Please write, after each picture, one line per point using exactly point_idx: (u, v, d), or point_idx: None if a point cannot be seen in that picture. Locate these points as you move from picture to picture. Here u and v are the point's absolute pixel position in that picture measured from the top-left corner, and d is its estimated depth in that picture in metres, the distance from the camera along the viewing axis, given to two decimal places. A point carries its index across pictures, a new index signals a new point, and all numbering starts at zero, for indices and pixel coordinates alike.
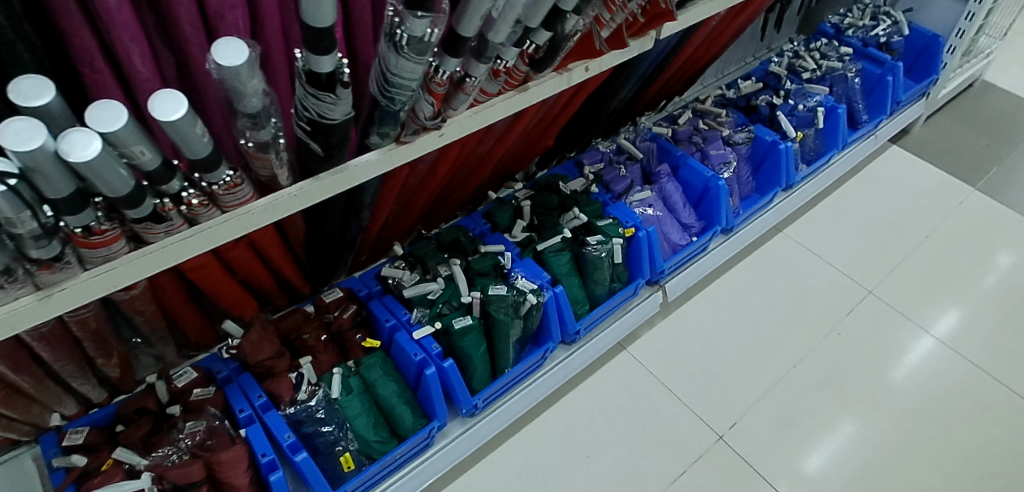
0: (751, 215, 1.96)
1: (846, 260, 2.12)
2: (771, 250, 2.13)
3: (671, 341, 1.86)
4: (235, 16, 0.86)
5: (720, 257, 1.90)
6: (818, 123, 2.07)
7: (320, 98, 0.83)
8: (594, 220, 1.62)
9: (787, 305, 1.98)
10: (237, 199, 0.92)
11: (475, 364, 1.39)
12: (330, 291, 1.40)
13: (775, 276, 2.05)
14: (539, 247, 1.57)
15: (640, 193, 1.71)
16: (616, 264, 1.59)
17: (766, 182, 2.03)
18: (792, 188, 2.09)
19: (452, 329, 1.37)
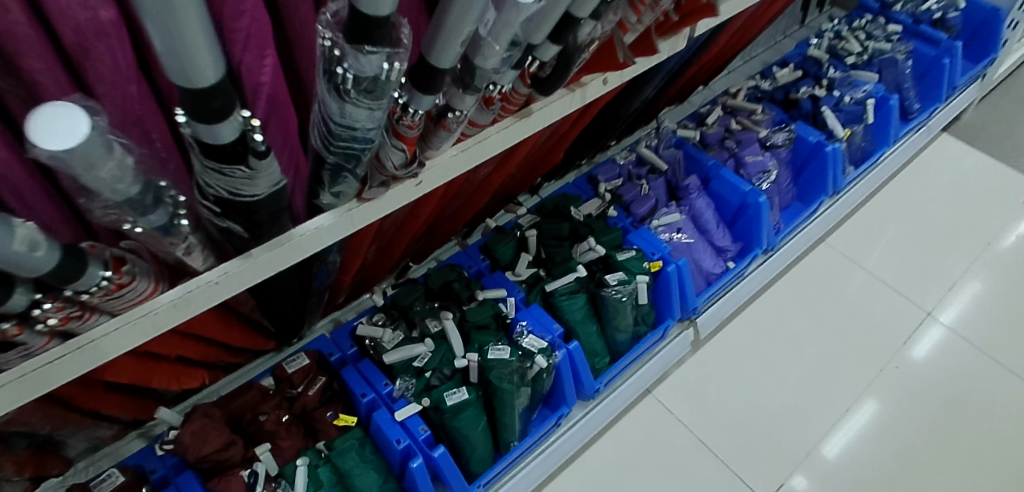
0: (793, 229, 1.70)
1: (893, 271, 1.86)
2: (807, 262, 1.87)
3: (700, 379, 1.61)
4: (104, 49, 0.55)
5: (756, 283, 1.62)
6: (869, 119, 1.74)
7: (229, 174, 0.57)
8: (613, 253, 1.35)
9: (826, 327, 1.73)
10: (130, 300, 0.66)
11: (473, 446, 1.15)
12: (293, 358, 1.15)
13: (819, 298, 1.79)
14: (548, 288, 1.31)
15: (667, 215, 1.44)
16: (640, 306, 1.34)
17: (810, 189, 1.74)
18: (839, 194, 1.79)
19: (444, 406, 1.12)
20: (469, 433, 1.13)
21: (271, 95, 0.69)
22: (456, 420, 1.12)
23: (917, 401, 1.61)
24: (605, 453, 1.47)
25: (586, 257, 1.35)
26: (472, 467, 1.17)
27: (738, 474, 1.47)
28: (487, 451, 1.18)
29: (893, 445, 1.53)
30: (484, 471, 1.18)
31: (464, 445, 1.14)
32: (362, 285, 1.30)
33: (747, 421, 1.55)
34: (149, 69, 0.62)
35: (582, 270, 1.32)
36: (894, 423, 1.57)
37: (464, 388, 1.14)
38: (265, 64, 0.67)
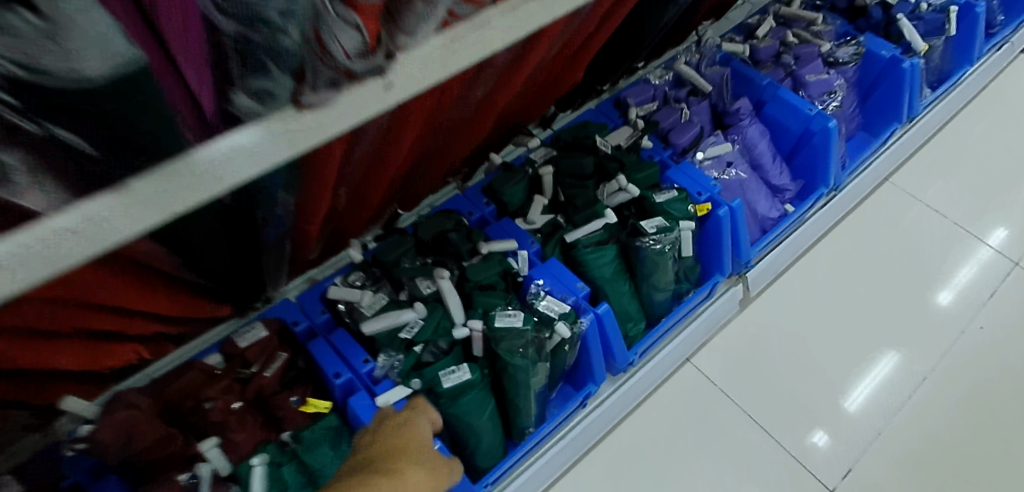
0: (858, 165, 1.42)
1: (982, 205, 1.53)
2: (869, 205, 1.54)
3: (743, 348, 1.33)
4: None
5: (814, 229, 1.37)
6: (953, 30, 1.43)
7: (1, 28, 0.33)
8: (649, 194, 1.09)
9: (894, 275, 1.42)
10: None
11: (480, 436, 0.91)
12: (247, 330, 0.90)
13: (890, 242, 1.47)
14: (568, 239, 1.05)
15: (714, 146, 1.16)
16: (683, 259, 1.08)
17: (879, 116, 1.45)
18: (914, 120, 1.51)
19: (440, 392, 0.87)
20: (473, 422, 0.89)
21: None
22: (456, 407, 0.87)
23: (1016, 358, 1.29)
24: (636, 431, 1.23)
25: (615, 199, 1.09)
26: (479, 461, 0.93)
27: (797, 457, 1.19)
28: (497, 441, 0.94)
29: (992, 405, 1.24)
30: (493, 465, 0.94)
31: (468, 435, 0.90)
32: (337, 238, 1.04)
33: (805, 393, 1.26)
34: None
35: (611, 216, 1.06)
36: (990, 381, 1.27)
37: (466, 365, 0.89)
38: None
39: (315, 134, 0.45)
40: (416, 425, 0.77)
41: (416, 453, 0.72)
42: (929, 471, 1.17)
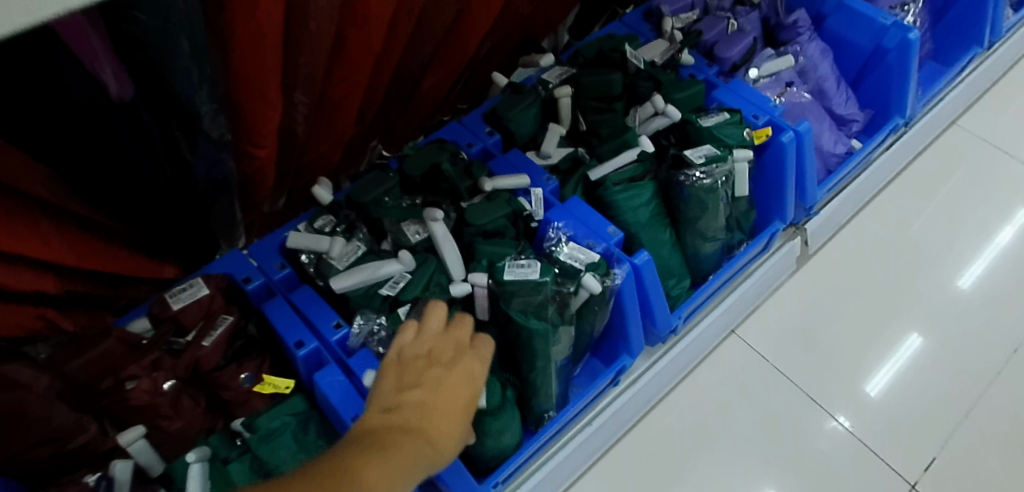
0: (934, 97, 1.19)
1: None
2: (940, 146, 1.30)
3: (799, 322, 1.09)
4: None
5: (881, 173, 1.15)
6: None
7: None
8: (693, 119, 0.87)
9: (975, 226, 1.18)
10: None
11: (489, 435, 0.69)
12: (184, 287, 0.69)
13: (968, 188, 1.24)
14: (594, 175, 0.84)
15: (772, 63, 0.94)
16: (737, 200, 0.87)
17: (955, 40, 1.23)
18: (994, 48, 1.28)
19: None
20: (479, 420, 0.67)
21: None
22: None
23: None
24: (679, 412, 1.00)
25: (652, 126, 0.88)
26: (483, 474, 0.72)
27: (871, 444, 0.97)
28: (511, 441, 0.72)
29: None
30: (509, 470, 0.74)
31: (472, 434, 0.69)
32: (303, 178, 0.83)
33: (889, 370, 1.03)
34: None
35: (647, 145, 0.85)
36: None
37: None
38: None
39: None
40: (478, 373, 0.55)
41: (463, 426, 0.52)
42: None
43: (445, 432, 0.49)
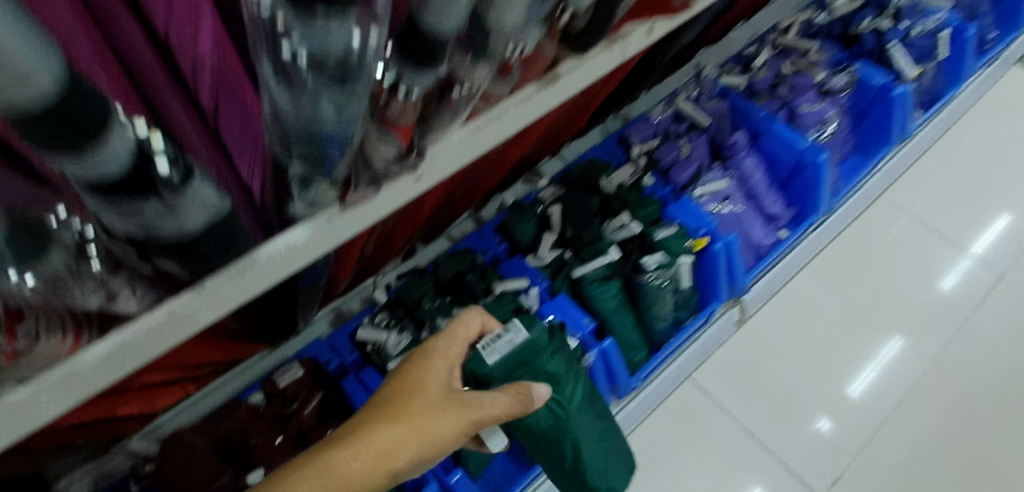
0: (852, 187, 1.51)
1: (965, 217, 1.61)
2: (860, 222, 1.61)
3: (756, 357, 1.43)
4: None
5: (808, 250, 1.47)
6: (943, 54, 1.48)
7: (132, 213, 0.40)
8: (650, 230, 1.17)
9: (884, 289, 1.50)
10: (43, 359, 0.49)
11: (586, 423, 0.89)
12: (285, 369, 0.99)
13: (879, 256, 1.55)
14: (576, 274, 1.13)
15: (712, 182, 1.26)
16: (682, 290, 1.16)
17: (871, 138, 1.51)
18: (906, 139, 1.59)
19: (524, 372, 0.83)
20: (575, 411, 0.87)
21: (220, 68, 0.50)
22: (551, 371, 0.85)
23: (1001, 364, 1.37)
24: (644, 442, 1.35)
25: (619, 235, 1.17)
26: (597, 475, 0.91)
27: (790, 466, 1.29)
28: (603, 429, 0.93)
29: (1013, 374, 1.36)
30: (613, 469, 0.94)
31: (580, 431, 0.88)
32: (364, 277, 1.12)
33: (806, 410, 1.35)
34: None
35: (614, 253, 1.13)
36: (976, 389, 1.35)
37: None
38: (203, 26, 0.48)
39: (348, 225, 0.59)
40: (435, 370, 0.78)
41: (421, 414, 0.73)
42: (918, 477, 1.27)
43: (405, 413, 0.72)
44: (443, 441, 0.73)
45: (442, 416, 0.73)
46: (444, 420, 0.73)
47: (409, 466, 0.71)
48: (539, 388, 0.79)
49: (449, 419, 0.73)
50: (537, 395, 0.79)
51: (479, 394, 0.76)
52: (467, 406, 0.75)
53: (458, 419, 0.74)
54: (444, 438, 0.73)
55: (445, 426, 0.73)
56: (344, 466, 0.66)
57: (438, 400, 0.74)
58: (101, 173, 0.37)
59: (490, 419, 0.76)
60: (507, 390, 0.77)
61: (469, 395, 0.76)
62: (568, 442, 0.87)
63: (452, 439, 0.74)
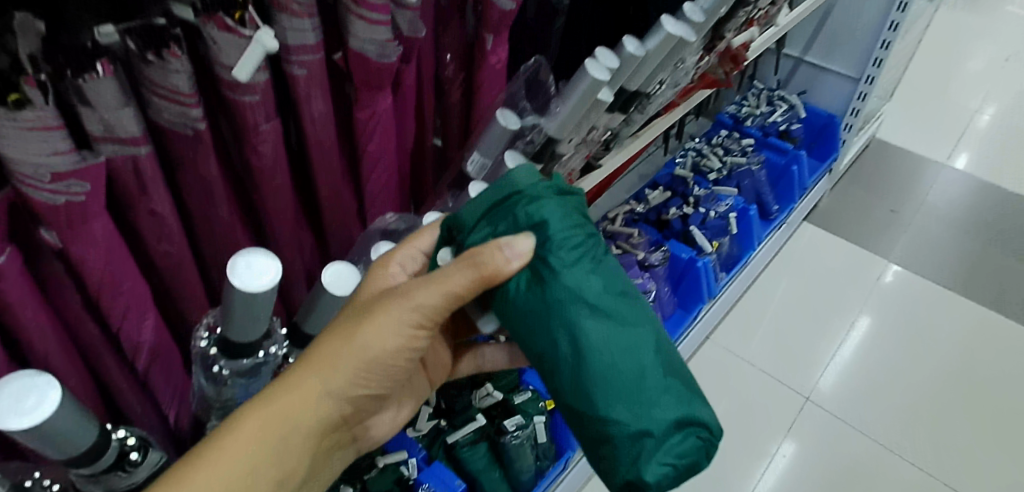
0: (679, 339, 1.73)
1: (783, 332, 1.95)
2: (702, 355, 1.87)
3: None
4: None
5: None
6: (733, 231, 1.83)
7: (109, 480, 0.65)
8: (509, 396, 1.39)
9: (739, 425, 1.72)
10: None
11: (582, 297, 0.58)
12: None
13: (725, 386, 1.81)
14: (450, 440, 1.31)
15: None
16: (539, 444, 1.36)
17: (689, 299, 1.77)
18: (716, 298, 1.85)
19: (500, 219, 0.61)
20: (572, 278, 0.58)
21: (153, 349, 0.75)
22: (536, 222, 0.59)
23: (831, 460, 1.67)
24: None
25: (485, 402, 1.36)
26: (609, 378, 0.57)
27: None
28: (622, 314, 0.60)
29: (874, 455, 1.68)
30: (643, 385, 0.58)
31: (575, 310, 0.57)
32: None
33: None
34: (26, 362, 0.65)
35: (481, 419, 1.33)
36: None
37: None
38: (144, 327, 0.72)
39: None
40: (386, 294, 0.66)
41: (343, 340, 0.62)
42: None
43: (313, 354, 0.62)
44: (379, 346, 0.61)
45: (372, 330, 0.61)
46: (381, 327, 0.61)
47: (349, 384, 0.62)
48: (510, 239, 0.58)
49: (383, 323, 0.61)
50: (508, 253, 0.57)
51: (411, 282, 0.62)
52: (400, 303, 0.61)
53: (393, 315, 0.61)
54: (378, 341, 0.61)
55: (380, 329, 0.61)
56: (251, 435, 0.58)
57: (367, 316, 0.62)
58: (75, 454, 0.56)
59: (452, 298, 0.59)
60: (461, 261, 0.58)
61: (407, 297, 0.61)
62: (571, 308, 0.57)
63: (392, 336, 0.61)
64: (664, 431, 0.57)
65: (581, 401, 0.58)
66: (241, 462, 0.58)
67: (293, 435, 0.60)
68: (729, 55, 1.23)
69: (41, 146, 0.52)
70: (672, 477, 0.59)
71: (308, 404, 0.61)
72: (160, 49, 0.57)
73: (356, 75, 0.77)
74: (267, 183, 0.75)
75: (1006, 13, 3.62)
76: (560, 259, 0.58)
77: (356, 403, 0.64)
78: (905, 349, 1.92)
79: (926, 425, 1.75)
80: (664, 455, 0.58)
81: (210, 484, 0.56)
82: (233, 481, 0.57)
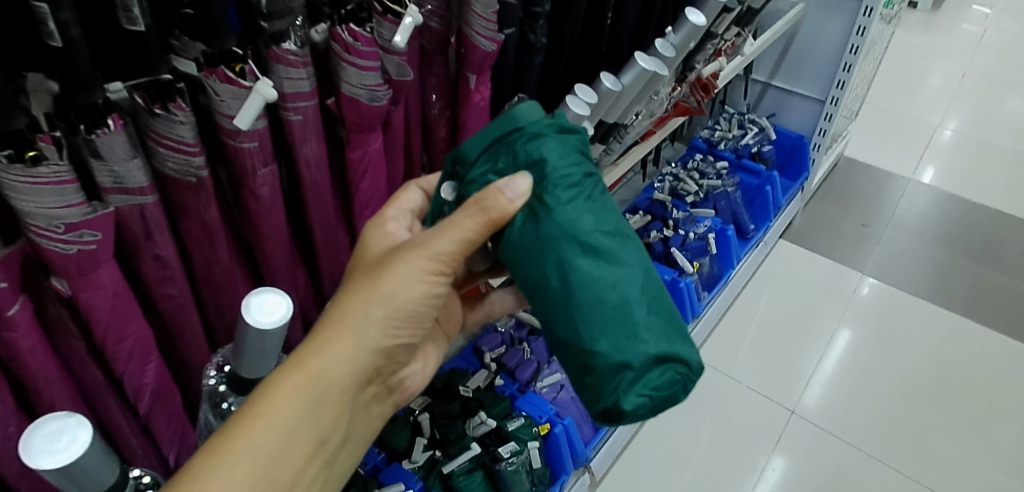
0: None
1: (766, 343, 2.00)
2: None
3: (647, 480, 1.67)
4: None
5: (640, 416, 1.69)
6: (712, 251, 1.86)
7: None
8: (503, 424, 1.40)
9: (730, 439, 1.76)
10: None
11: (577, 233, 0.57)
12: None
13: (716, 402, 1.84)
14: (445, 469, 1.32)
15: (550, 376, 1.56)
16: (535, 469, 1.36)
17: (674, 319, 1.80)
18: (699, 317, 1.88)
19: (501, 155, 0.61)
20: (567, 214, 0.57)
21: (155, 392, 0.76)
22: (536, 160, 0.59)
23: (821, 463, 1.72)
24: None
25: (479, 430, 1.39)
26: (597, 313, 0.57)
27: None
28: (615, 250, 0.58)
29: (860, 462, 1.72)
30: (630, 320, 0.57)
31: (565, 246, 0.57)
32: None
33: None
34: (32, 410, 0.66)
35: (476, 447, 1.35)
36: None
37: None
38: (147, 370, 0.73)
39: None
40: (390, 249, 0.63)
41: (364, 295, 0.58)
42: None
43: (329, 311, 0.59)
44: (402, 297, 0.58)
45: (391, 282, 0.58)
46: (401, 278, 0.58)
47: (379, 336, 0.59)
48: (509, 179, 0.55)
49: (400, 274, 0.58)
50: (510, 195, 0.55)
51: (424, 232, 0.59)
52: (414, 252, 0.58)
53: (409, 265, 0.58)
54: (400, 292, 0.58)
55: (399, 281, 0.58)
56: (286, 399, 0.55)
57: (383, 267, 0.59)
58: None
59: (469, 245, 0.57)
60: (467, 205, 0.55)
61: (422, 244, 0.58)
62: (563, 243, 0.57)
63: (413, 284, 0.58)
64: (643, 365, 0.57)
65: (578, 337, 0.57)
66: (283, 428, 0.54)
67: (327, 396, 0.57)
68: (700, 84, 1.28)
69: (56, 199, 0.54)
70: (650, 408, 0.59)
71: (339, 364, 0.57)
72: (167, 103, 0.60)
73: (348, 118, 0.80)
74: (265, 224, 0.78)
75: (961, 32, 3.78)
76: (556, 199, 0.57)
77: (387, 358, 0.61)
78: (884, 358, 1.98)
79: (909, 431, 1.80)
80: (646, 386, 0.58)
81: (253, 454, 0.52)
82: (273, 449, 0.53)
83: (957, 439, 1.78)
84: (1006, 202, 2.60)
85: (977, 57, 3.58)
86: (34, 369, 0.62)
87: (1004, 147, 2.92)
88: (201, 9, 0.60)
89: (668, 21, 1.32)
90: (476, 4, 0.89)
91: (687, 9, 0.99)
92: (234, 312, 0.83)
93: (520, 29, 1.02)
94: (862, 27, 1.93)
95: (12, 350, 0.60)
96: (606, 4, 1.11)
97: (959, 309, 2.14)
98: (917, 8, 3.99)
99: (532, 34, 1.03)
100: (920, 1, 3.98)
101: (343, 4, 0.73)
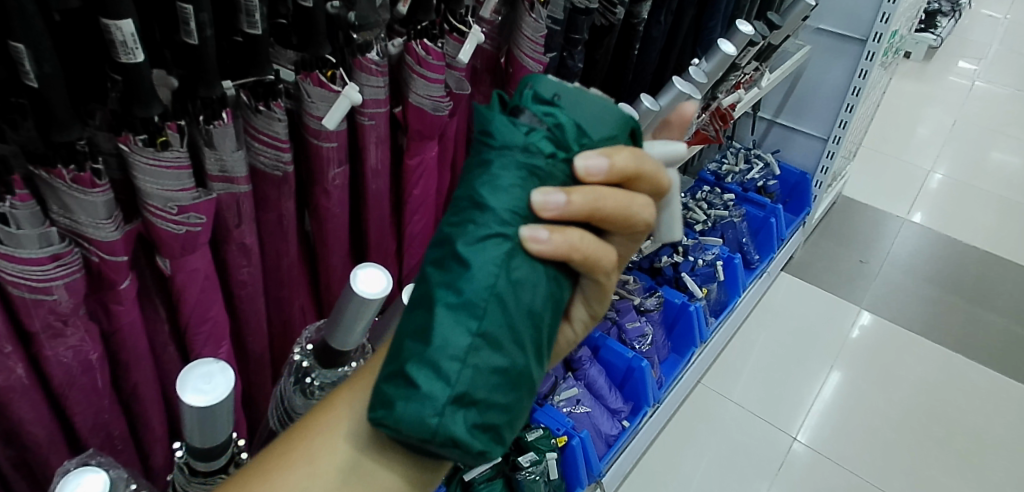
0: (673, 380, 1.79)
1: (767, 371, 2.05)
2: (693, 401, 1.94)
3: None
4: (88, 368, 0.63)
5: (648, 435, 1.73)
6: (721, 277, 1.91)
7: None
8: (522, 434, 1.39)
9: (735, 466, 1.79)
10: None
11: None
12: None
13: (719, 427, 1.88)
14: (466, 477, 1.30)
15: (566, 389, 1.56)
16: (552, 480, 1.36)
17: (682, 342, 1.84)
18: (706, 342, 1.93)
19: None
20: None
21: None
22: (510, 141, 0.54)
23: None
24: None
25: None
26: None
27: None
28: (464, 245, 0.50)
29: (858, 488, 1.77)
30: None
31: None
32: None
33: None
34: (119, 385, 0.70)
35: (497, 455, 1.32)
36: None
37: None
38: (220, 354, 0.76)
39: None
40: None
41: None
42: None
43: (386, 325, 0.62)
44: None
45: None
46: None
47: None
48: None
49: None
50: None
51: None
52: None
53: None
54: None
55: None
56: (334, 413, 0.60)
57: None
58: (208, 446, 0.56)
59: None
60: None
61: None
62: None
63: None
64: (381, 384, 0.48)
65: None
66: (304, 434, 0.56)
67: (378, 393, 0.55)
68: (718, 115, 1.36)
69: (174, 183, 0.60)
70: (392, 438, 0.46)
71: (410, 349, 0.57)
72: (270, 101, 0.67)
73: (411, 126, 0.87)
74: (331, 223, 0.83)
75: (950, 83, 3.94)
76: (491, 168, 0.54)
77: None
78: (882, 391, 2.03)
79: (906, 461, 1.84)
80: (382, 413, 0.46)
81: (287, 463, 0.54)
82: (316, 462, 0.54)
83: (955, 475, 1.82)
84: (994, 244, 2.70)
85: (966, 107, 3.73)
86: (128, 339, 0.66)
87: (991, 192, 3.05)
88: (304, 20, 0.65)
89: (688, 56, 1.40)
90: (525, 28, 0.96)
91: (717, 40, 1.08)
92: (292, 306, 0.88)
93: (560, 55, 1.09)
94: (864, 70, 2.04)
95: (115, 323, 0.65)
96: (636, 35, 1.19)
97: (955, 346, 2.20)
98: (910, 58, 4.16)
99: (571, 60, 1.10)
100: (914, 52, 4.14)
101: (417, 21, 0.80)
